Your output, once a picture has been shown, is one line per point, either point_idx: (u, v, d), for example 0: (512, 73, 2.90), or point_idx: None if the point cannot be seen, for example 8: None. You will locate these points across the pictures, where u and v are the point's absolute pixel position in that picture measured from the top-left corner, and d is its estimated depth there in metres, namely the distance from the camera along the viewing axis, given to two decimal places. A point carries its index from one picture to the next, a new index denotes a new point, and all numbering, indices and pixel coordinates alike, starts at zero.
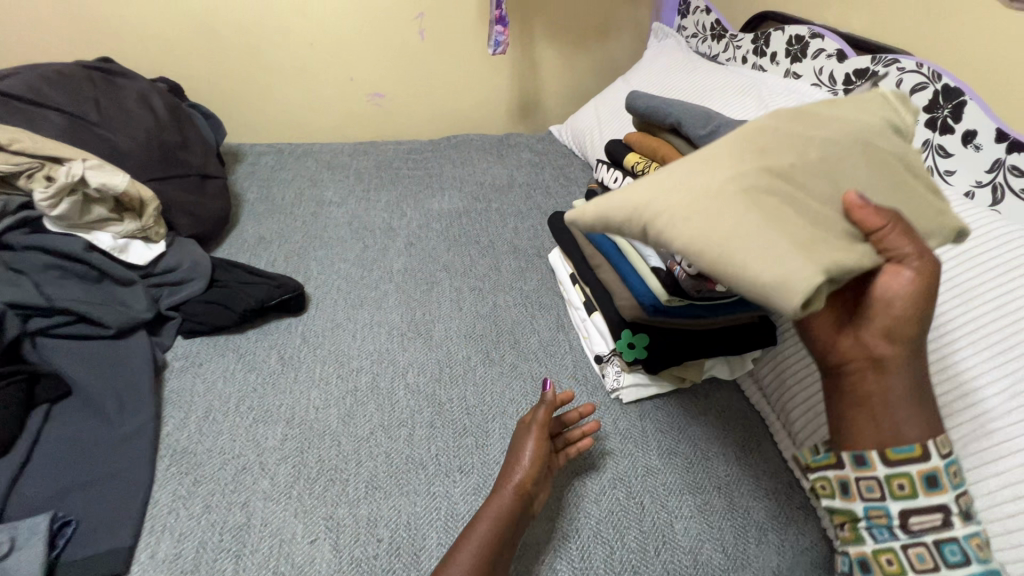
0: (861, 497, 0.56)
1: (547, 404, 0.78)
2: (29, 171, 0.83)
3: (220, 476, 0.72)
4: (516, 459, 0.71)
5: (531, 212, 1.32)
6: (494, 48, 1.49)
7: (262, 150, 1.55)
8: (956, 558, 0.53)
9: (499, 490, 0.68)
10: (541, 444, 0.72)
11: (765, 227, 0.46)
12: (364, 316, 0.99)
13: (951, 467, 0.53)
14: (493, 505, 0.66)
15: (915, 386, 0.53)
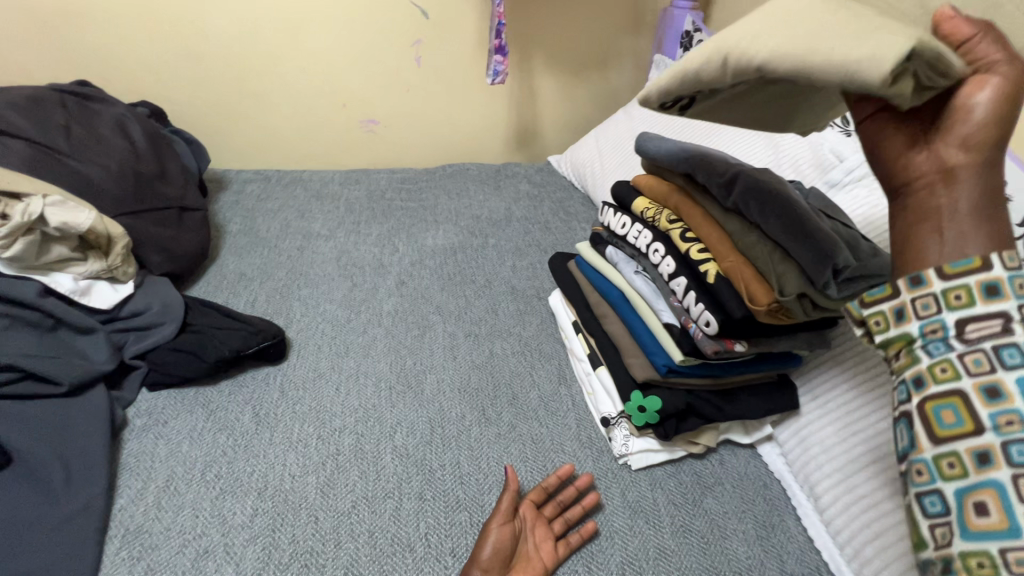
0: (916, 315, 0.46)
1: (513, 487, 0.71)
2: None
3: (178, 562, 0.63)
4: (477, 552, 0.65)
5: (530, 248, 1.26)
6: (493, 77, 1.45)
7: (249, 177, 1.49)
8: (1016, 362, 0.42)
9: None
10: (499, 530, 0.67)
11: (859, 23, 0.43)
12: (349, 365, 0.92)
13: (1018, 279, 0.43)
14: None
15: (987, 196, 0.45)
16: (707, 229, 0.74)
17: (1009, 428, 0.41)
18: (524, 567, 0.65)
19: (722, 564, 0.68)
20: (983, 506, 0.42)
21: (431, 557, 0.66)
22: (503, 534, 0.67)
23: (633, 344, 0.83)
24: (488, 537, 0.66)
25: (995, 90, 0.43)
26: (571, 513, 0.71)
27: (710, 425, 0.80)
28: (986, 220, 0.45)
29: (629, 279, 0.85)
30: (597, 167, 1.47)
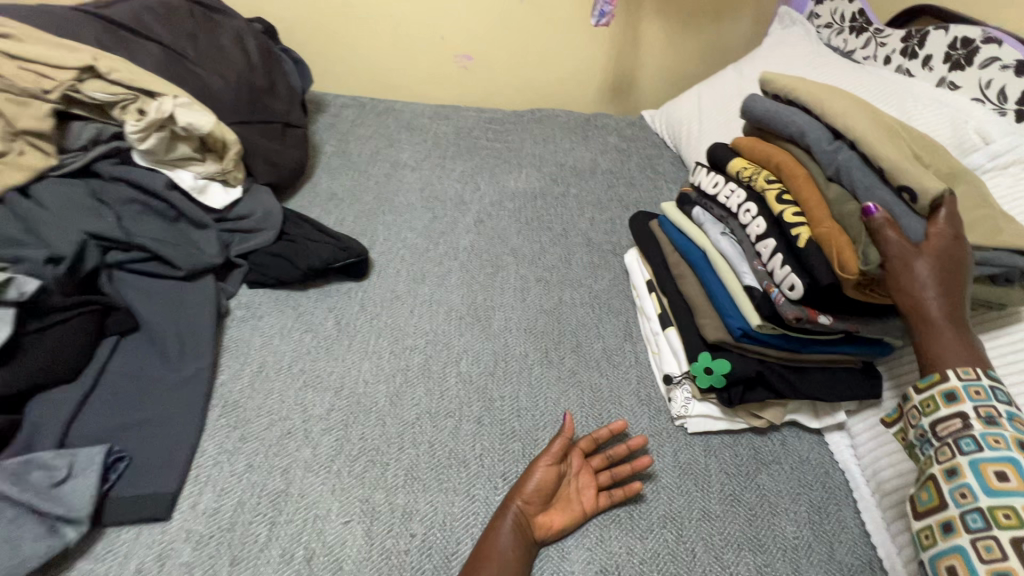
0: (914, 420, 0.58)
1: (567, 433, 0.72)
2: (124, 102, 0.83)
3: (266, 437, 0.71)
4: (522, 480, 0.68)
5: (611, 203, 1.23)
6: (598, 19, 1.37)
7: (345, 103, 1.54)
8: (970, 450, 0.53)
9: (503, 507, 0.66)
10: (549, 471, 0.69)
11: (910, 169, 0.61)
12: (425, 292, 0.96)
13: (972, 387, 0.55)
14: (501, 520, 0.64)
15: (955, 327, 0.58)
16: (807, 193, 0.69)
17: (963, 500, 0.52)
18: (563, 508, 0.67)
19: (764, 541, 0.67)
20: (954, 569, 0.51)
21: (484, 475, 0.71)
22: (545, 471, 0.69)
23: (708, 306, 0.80)
24: (532, 471, 0.69)
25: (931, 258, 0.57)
26: (617, 469, 0.71)
27: (778, 400, 0.77)
28: (966, 326, 0.59)
29: (714, 240, 0.82)
30: (695, 125, 1.38)
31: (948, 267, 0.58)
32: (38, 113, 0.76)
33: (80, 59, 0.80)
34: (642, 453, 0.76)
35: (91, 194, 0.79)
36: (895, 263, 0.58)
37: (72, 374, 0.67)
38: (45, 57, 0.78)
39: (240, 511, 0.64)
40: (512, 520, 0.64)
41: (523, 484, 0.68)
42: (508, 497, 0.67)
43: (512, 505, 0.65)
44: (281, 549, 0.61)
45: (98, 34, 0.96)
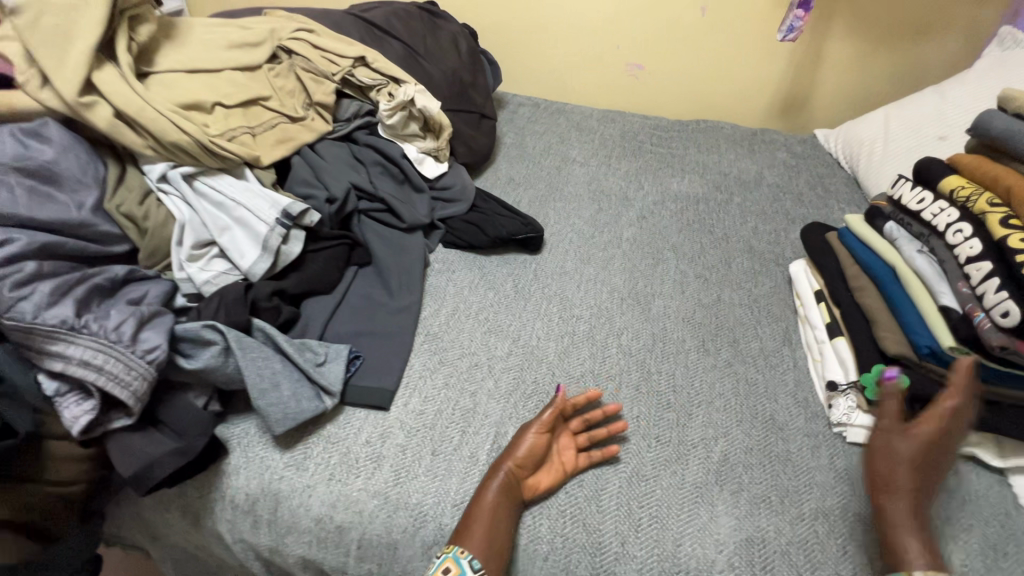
0: None
1: (560, 403, 0.75)
2: (379, 86, 1.04)
3: (458, 364, 0.85)
4: (514, 446, 0.72)
5: (776, 215, 1.23)
6: (785, 34, 1.36)
7: (521, 101, 1.68)
8: None
9: (496, 466, 0.70)
10: (541, 436, 0.72)
11: None
12: (591, 271, 1.05)
13: None
14: (492, 480, 0.68)
15: (916, 516, 0.61)
16: None
17: None
18: (547, 471, 0.72)
19: (762, 539, 0.67)
20: None
21: (640, 434, 0.78)
22: (536, 438, 0.72)
23: (890, 320, 0.79)
24: (522, 437, 0.73)
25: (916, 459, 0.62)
26: (595, 432, 0.76)
27: (955, 429, 0.74)
28: (925, 521, 0.61)
29: (907, 258, 0.81)
30: (879, 146, 1.32)
31: (927, 463, 0.63)
32: (327, 90, 0.97)
33: (355, 51, 1.03)
34: (702, 438, 0.78)
35: (352, 155, 1.00)
36: (877, 445, 0.65)
37: (329, 287, 0.87)
38: (334, 48, 1.02)
39: (439, 415, 0.78)
40: (500, 481, 0.68)
41: (518, 450, 0.71)
42: (499, 460, 0.71)
43: (504, 468, 0.69)
44: (470, 452, 0.75)
45: (359, 32, 1.19)
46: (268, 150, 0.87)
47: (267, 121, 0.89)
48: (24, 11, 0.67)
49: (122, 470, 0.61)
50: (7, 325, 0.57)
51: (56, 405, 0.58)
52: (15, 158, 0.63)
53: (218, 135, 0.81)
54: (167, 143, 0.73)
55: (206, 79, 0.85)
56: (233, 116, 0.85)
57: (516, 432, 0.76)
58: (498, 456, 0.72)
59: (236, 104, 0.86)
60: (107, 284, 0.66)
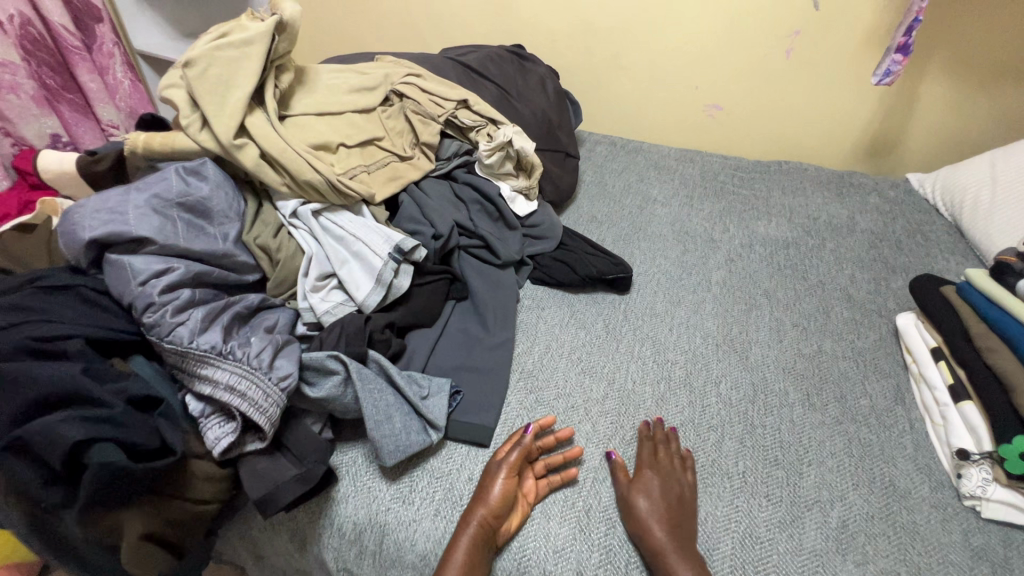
0: None
1: (523, 445, 0.74)
2: (478, 127, 1.08)
3: (555, 405, 0.85)
4: (479, 496, 0.69)
5: (873, 263, 1.18)
6: (881, 77, 1.33)
7: (598, 139, 1.66)
8: None
9: (464, 521, 0.67)
10: (511, 481, 0.70)
11: None
12: (682, 315, 1.04)
13: None
14: (464, 533, 0.65)
15: (678, 544, 0.66)
16: None
17: None
18: (517, 511, 0.70)
19: (619, 547, 0.69)
20: None
21: (748, 491, 0.75)
22: (505, 488, 0.69)
23: None
24: (488, 486, 0.69)
25: (646, 492, 0.71)
26: (551, 459, 0.76)
27: None
28: (681, 536, 0.67)
29: None
30: (984, 196, 1.26)
31: (666, 496, 0.71)
32: (434, 131, 1.02)
33: (459, 94, 1.09)
34: (815, 500, 0.74)
35: (452, 192, 1.04)
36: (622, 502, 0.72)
37: (431, 320, 0.89)
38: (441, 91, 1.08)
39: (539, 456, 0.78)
40: (469, 540, 0.65)
41: (484, 503, 0.68)
42: (466, 515, 0.67)
43: (472, 524, 0.66)
44: (568, 496, 0.74)
45: (457, 75, 1.25)
46: (382, 187, 0.92)
47: (381, 160, 0.94)
48: (193, 63, 0.75)
49: (252, 492, 0.63)
50: (166, 347, 0.62)
51: (200, 426, 0.62)
52: (178, 194, 0.69)
53: (341, 174, 0.87)
54: (302, 182, 0.78)
55: (332, 121, 0.92)
56: (353, 156, 0.91)
57: (480, 479, 0.72)
58: (466, 509, 0.69)
59: (356, 144, 0.92)
60: (245, 311, 0.70)
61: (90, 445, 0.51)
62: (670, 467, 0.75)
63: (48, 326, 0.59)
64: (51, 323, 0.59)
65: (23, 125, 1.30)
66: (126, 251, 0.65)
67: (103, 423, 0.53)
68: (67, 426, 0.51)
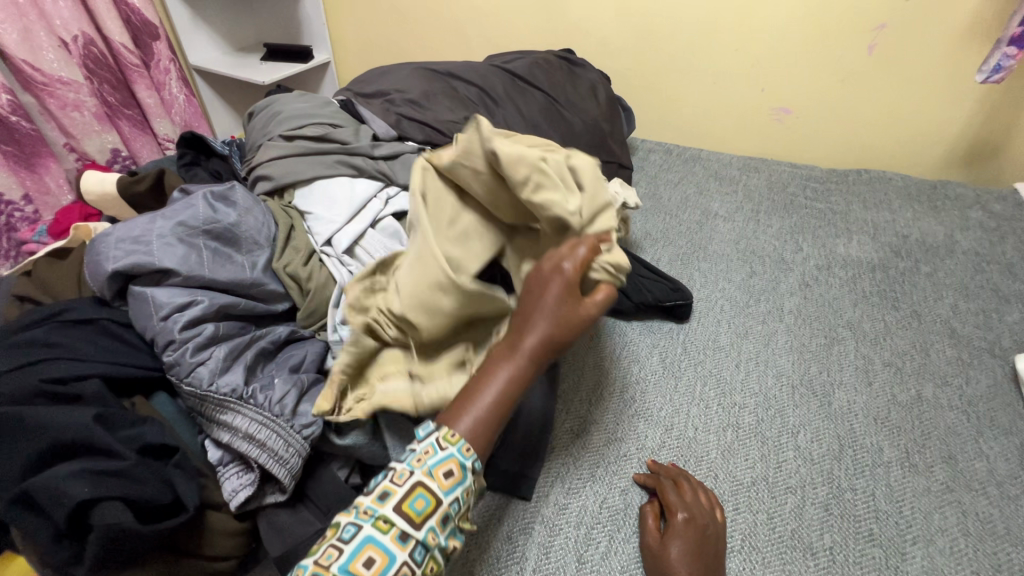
0: None
1: (590, 239, 0.57)
2: None
3: (604, 454, 0.75)
4: (527, 326, 0.55)
5: (980, 291, 1.02)
6: (987, 75, 1.16)
7: (651, 147, 1.55)
8: None
9: (517, 350, 0.55)
10: (552, 327, 0.55)
11: None
12: (751, 349, 0.92)
13: None
14: (493, 375, 0.54)
15: None
16: None
17: None
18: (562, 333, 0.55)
19: None
20: None
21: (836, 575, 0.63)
22: (571, 317, 0.55)
23: None
24: (557, 316, 0.55)
25: (678, 544, 0.62)
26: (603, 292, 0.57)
27: None
28: None
29: None
30: None
31: (702, 549, 0.62)
32: None
33: None
34: None
35: None
36: (654, 558, 0.62)
37: None
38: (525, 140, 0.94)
39: (586, 514, 0.69)
40: (512, 377, 0.54)
41: (548, 337, 0.55)
42: (516, 348, 0.55)
43: (530, 355, 0.55)
44: (621, 563, 0.64)
45: (503, 85, 1.17)
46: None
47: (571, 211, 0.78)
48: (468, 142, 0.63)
49: (271, 548, 0.58)
50: (185, 389, 0.58)
51: (219, 475, 0.58)
52: (206, 221, 0.66)
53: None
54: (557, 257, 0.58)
55: (377, 149, 0.90)
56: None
57: (538, 295, 0.56)
58: (514, 336, 0.56)
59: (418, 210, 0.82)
60: (271, 346, 0.66)
61: (96, 504, 0.47)
62: (701, 508, 0.66)
63: (70, 365, 0.55)
64: (74, 361, 0.56)
65: (85, 140, 1.33)
66: (150, 282, 0.62)
67: (113, 477, 0.49)
68: (72, 483, 0.47)
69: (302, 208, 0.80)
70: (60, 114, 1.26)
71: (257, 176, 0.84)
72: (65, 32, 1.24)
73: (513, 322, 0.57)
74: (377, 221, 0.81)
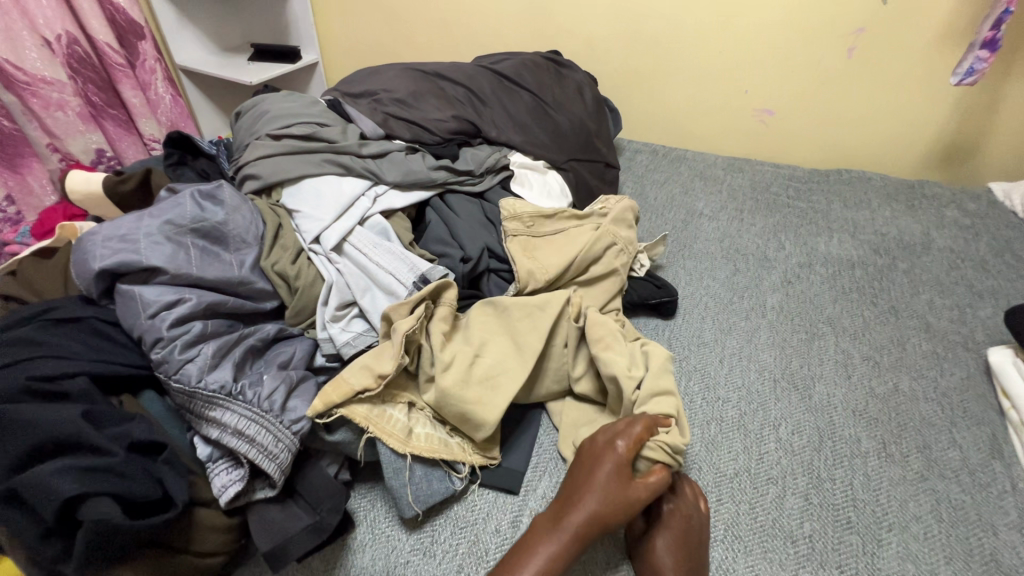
0: None
1: (649, 419, 0.66)
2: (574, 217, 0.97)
3: None
4: (581, 502, 0.61)
5: (955, 287, 1.05)
6: (961, 77, 1.19)
7: (638, 148, 1.57)
8: None
9: (564, 523, 0.60)
10: (607, 509, 0.60)
11: None
12: (734, 345, 0.93)
13: None
14: (544, 546, 0.58)
15: None
16: None
17: None
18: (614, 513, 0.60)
19: None
20: None
21: (816, 561, 0.64)
22: (623, 498, 0.61)
23: None
24: (607, 493, 0.61)
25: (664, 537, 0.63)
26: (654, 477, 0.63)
27: None
28: None
29: None
30: None
31: (688, 540, 0.63)
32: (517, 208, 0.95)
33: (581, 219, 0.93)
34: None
35: (482, 211, 0.96)
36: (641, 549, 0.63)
37: None
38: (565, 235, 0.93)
39: None
40: (563, 549, 0.58)
41: (596, 514, 0.60)
42: (561, 521, 0.60)
43: (576, 533, 0.59)
44: (607, 556, 0.65)
45: (490, 86, 1.18)
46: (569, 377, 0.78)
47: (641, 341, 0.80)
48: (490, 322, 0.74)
49: (260, 543, 0.58)
50: (173, 386, 0.59)
51: (208, 471, 0.58)
52: (193, 220, 0.67)
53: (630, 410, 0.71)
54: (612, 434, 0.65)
55: (364, 148, 0.91)
56: (608, 356, 0.74)
57: (593, 471, 0.63)
58: (566, 508, 0.61)
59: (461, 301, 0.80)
60: (260, 344, 0.66)
61: (84, 500, 0.48)
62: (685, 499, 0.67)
63: (56, 363, 0.55)
64: (60, 359, 0.56)
65: (69, 141, 1.32)
66: (137, 281, 0.62)
67: (100, 473, 0.49)
68: (59, 479, 0.47)
69: (289, 207, 0.81)
70: (43, 114, 1.25)
71: (244, 175, 0.84)
72: (47, 30, 1.23)
73: (566, 496, 0.62)
74: (365, 218, 0.83)
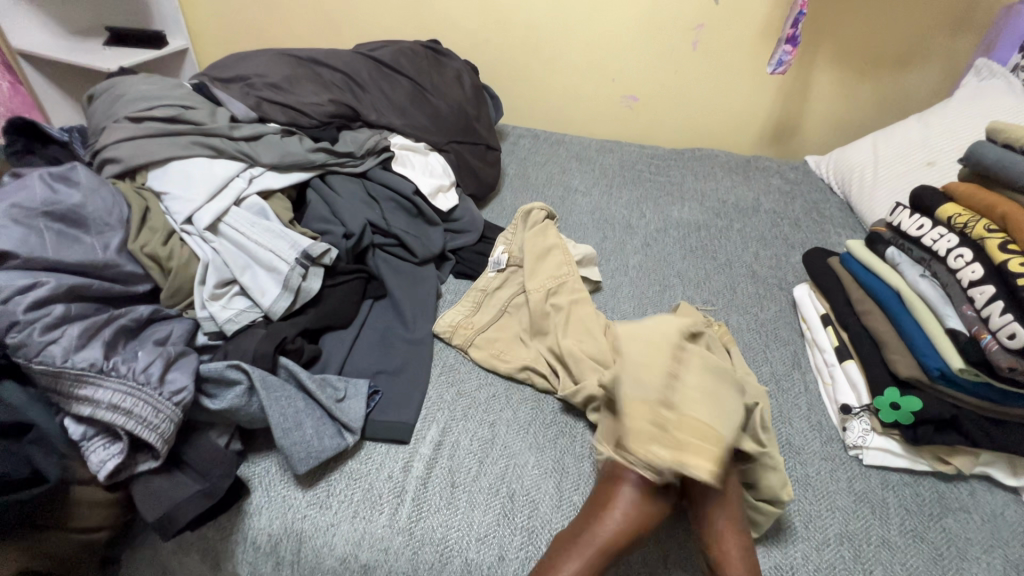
0: None
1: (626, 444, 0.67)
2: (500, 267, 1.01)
3: (476, 395, 0.83)
4: (611, 504, 0.63)
5: (776, 241, 1.27)
6: (774, 67, 1.43)
7: (521, 133, 1.67)
8: None
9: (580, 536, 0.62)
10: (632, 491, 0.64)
11: None
12: (600, 301, 1.07)
13: None
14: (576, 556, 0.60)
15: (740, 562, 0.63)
16: None
17: None
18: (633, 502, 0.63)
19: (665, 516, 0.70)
20: None
21: None
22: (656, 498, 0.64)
23: (899, 342, 0.81)
24: (627, 497, 0.64)
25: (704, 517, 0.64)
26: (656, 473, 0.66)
27: (969, 449, 0.76)
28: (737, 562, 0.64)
29: (911, 281, 0.83)
30: (869, 173, 1.37)
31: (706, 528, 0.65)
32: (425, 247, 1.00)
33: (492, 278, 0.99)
34: None
35: (365, 192, 1.02)
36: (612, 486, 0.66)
37: (345, 322, 0.86)
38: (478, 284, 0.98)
39: (460, 447, 0.76)
40: (594, 552, 0.61)
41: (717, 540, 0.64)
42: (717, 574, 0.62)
43: (603, 544, 0.61)
44: (491, 482, 0.72)
45: (368, 71, 1.21)
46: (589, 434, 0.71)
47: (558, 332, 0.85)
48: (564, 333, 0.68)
49: (146, 514, 0.60)
50: (35, 368, 0.57)
51: (82, 449, 0.58)
52: (45, 203, 0.66)
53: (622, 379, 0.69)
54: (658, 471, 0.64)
55: (236, 131, 0.91)
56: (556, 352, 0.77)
57: (601, 489, 0.66)
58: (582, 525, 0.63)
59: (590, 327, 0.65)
60: (133, 324, 0.66)
61: None
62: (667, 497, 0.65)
63: None
64: None
65: None
66: None
67: None
68: None
69: (157, 189, 0.80)
70: None
71: (103, 159, 0.83)
72: None
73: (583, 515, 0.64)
74: (241, 199, 0.84)
